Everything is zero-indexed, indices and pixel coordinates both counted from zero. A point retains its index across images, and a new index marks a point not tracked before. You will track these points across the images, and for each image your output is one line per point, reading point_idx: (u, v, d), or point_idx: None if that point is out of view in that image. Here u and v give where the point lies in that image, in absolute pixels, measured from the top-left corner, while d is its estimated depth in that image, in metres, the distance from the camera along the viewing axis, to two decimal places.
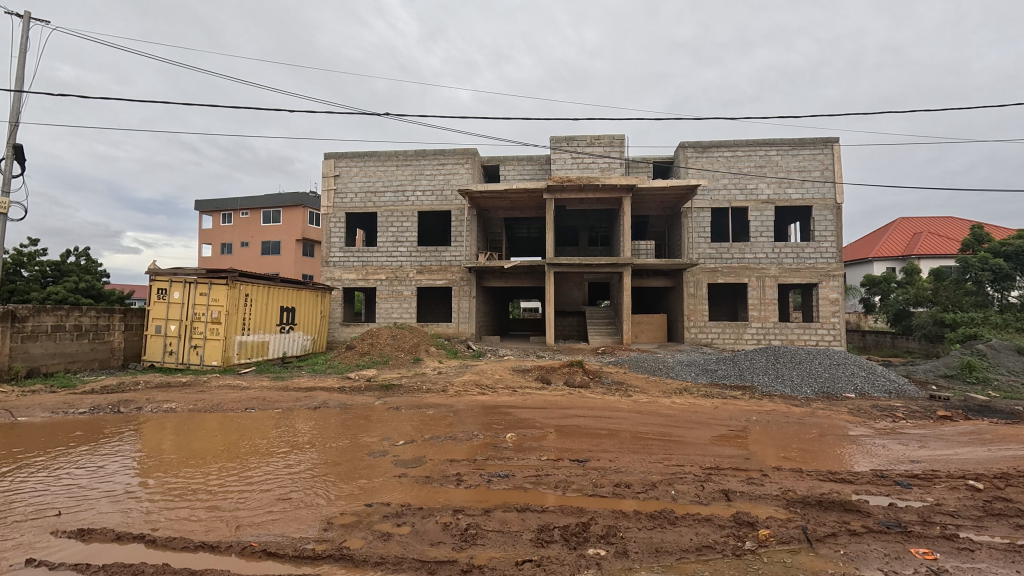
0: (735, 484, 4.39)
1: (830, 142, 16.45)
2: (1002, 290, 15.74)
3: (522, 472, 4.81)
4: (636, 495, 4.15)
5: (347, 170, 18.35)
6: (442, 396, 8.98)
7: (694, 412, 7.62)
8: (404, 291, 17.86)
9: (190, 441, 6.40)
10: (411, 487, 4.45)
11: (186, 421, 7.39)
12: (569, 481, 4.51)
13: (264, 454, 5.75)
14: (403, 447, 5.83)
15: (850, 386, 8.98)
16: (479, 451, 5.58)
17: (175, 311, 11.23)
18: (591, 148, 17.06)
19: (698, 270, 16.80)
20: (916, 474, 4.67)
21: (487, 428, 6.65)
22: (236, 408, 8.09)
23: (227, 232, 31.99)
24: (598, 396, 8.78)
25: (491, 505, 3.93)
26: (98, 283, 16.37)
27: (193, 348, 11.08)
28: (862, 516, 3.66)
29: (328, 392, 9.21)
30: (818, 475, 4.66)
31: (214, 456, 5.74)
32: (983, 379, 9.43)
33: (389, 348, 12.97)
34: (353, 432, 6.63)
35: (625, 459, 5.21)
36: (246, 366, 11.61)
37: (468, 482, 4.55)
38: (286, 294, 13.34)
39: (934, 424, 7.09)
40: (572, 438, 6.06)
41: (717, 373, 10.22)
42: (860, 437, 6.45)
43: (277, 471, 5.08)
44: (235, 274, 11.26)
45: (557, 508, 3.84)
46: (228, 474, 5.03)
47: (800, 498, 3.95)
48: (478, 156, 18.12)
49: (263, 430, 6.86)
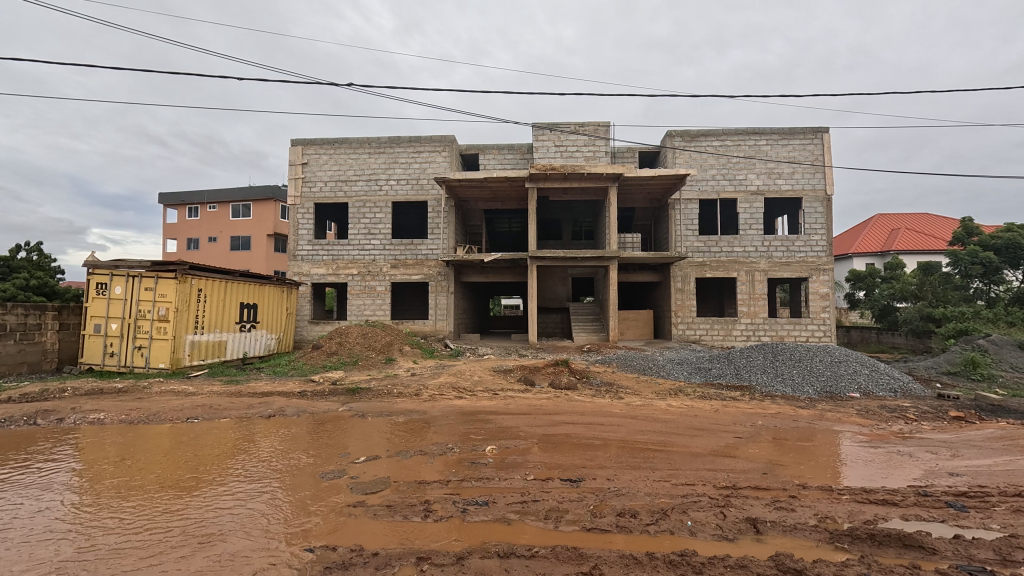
0: (760, 510, 3.64)
1: (821, 132, 15.98)
2: (990, 284, 15.86)
3: (504, 498, 3.97)
4: (646, 528, 3.36)
5: (316, 158, 17.23)
6: (414, 401, 8.08)
7: (694, 417, 6.89)
8: (377, 287, 16.86)
9: (118, 458, 5.45)
10: (370, 523, 3.58)
11: (124, 433, 6.42)
12: (562, 510, 3.69)
13: (204, 475, 4.88)
14: (365, 466, 4.97)
15: (854, 385, 8.41)
16: (452, 470, 4.74)
17: (117, 308, 10.08)
18: (575, 135, 16.27)
19: (686, 264, 16.23)
20: (965, 492, 4.00)
21: (464, 440, 5.79)
22: (176, 418, 7.06)
23: (194, 227, 30.39)
24: (587, 399, 8.03)
25: (467, 549, 3.10)
26: (51, 280, 14.97)
27: (138, 349, 9.97)
28: (931, 556, 2.94)
29: (286, 398, 8.22)
30: (853, 495, 3.96)
31: (145, 478, 4.83)
32: (987, 376, 8.97)
33: (359, 347, 12.00)
34: (313, 446, 5.74)
35: (626, 477, 4.44)
36: (198, 368, 10.54)
37: (438, 513, 3.70)
38: (247, 289, 12.23)
39: (953, 426, 6.54)
40: (563, 451, 5.27)
41: (712, 372, 9.57)
42: (877, 442, 5.81)
43: (216, 500, 4.20)
44: (185, 266, 10.12)
45: (550, 551, 3.03)
46: (152, 506, 4.14)
47: (846, 530, 3.23)
48: (456, 143, 17.19)
49: (210, 445, 5.93)
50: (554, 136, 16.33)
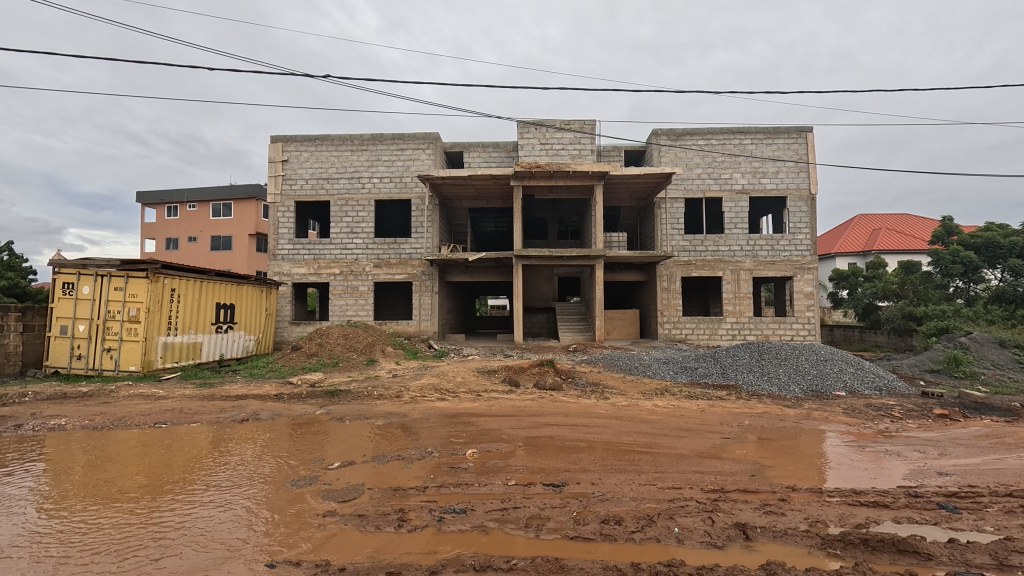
0: (749, 515, 3.50)
1: (804, 131, 16.06)
2: (970, 282, 16.12)
3: (483, 505, 3.77)
4: (631, 536, 3.20)
5: (297, 155, 16.88)
6: (395, 403, 7.85)
7: (680, 417, 6.78)
8: (359, 286, 16.56)
9: (79, 465, 5.17)
10: (338, 534, 3.38)
11: (87, 439, 6.10)
12: (544, 517, 3.51)
13: (169, 482, 4.64)
14: (340, 472, 4.75)
15: (839, 384, 8.38)
16: (431, 476, 4.53)
17: (85, 309, 9.67)
18: (560, 133, 16.15)
19: (672, 263, 16.19)
20: (956, 492, 3.91)
21: (444, 444, 5.59)
22: (143, 423, 6.74)
23: (173, 226, 29.71)
24: (572, 400, 7.87)
25: (441, 562, 2.92)
26: (21, 280, 14.41)
27: (107, 351, 9.58)
28: (927, 562, 2.83)
29: (261, 401, 7.94)
30: (844, 497, 3.85)
31: (104, 486, 4.55)
32: (970, 374, 9.02)
33: (340, 348, 11.71)
34: (287, 452, 5.50)
35: (610, 481, 4.28)
36: (171, 371, 10.18)
37: (413, 522, 3.49)
38: (223, 289, 11.85)
39: (938, 425, 6.51)
40: (547, 454, 5.10)
41: (698, 371, 9.47)
42: (862, 442, 5.71)
43: (176, 510, 3.96)
44: (157, 265, 9.74)
45: (529, 564, 2.87)
46: (109, 514, 3.89)
47: (838, 535, 3.09)
48: (440, 141, 16.96)
49: (178, 450, 5.65)
50: (540, 134, 16.21)
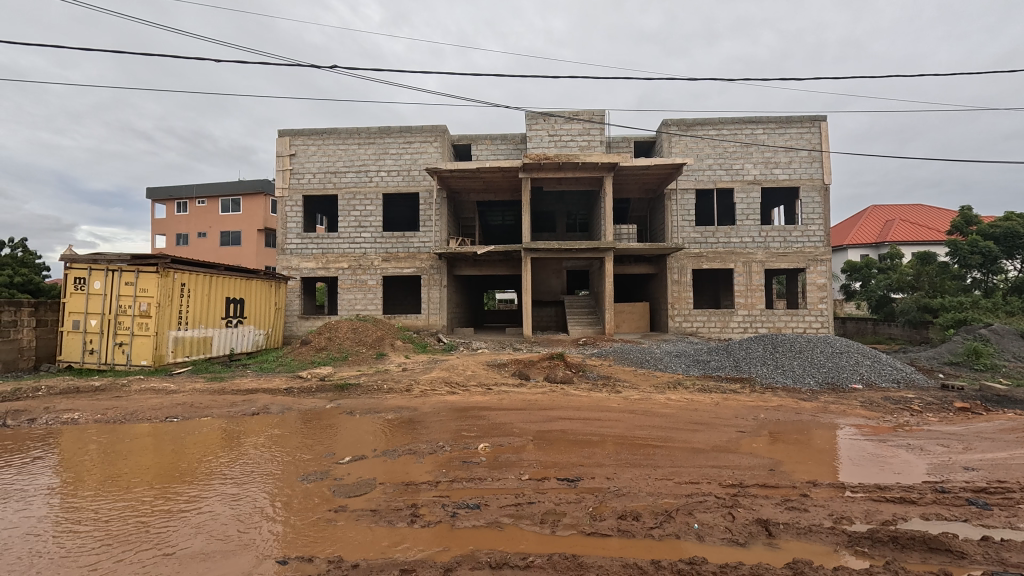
0: (772, 511, 3.41)
1: (818, 120, 15.76)
2: (988, 273, 15.93)
3: (497, 501, 3.70)
4: (649, 532, 3.11)
5: (304, 148, 16.83)
6: (405, 397, 7.82)
7: (694, 411, 6.67)
8: (368, 280, 16.56)
9: (91, 459, 5.17)
10: (352, 529, 3.33)
11: (101, 433, 6.11)
12: (559, 513, 3.44)
13: (181, 475, 4.63)
14: (350, 466, 4.70)
15: (856, 376, 8.25)
16: (443, 470, 4.47)
17: (96, 304, 9.71)
18: (569, 124, 15.97)
19: (683, 255, 16.01)
20: (984, 488, 3.80)
21: (455, 438, 5.51)
22: (155, 417, 6.74)
23: (182, 222, 29.85)
24: (583, 393, 7.79)
25: (455, 560, 2.85)
26: (36, 277, 14.54)
27: (119, 346, 9.63)
28: (960, 560, 2.72)
29: (271, 395, 7.93)
30: (867, 493, 3.74)
31: (116, 479, 4.54)
32: (990, 366, 8.83)
33: (350, 342, 11.69)
34: (299, 446, 5.46)
35: (625, 476, 4.19)
36: (182, 365, 10.21)
37: (425, 518, 3.43)
38: (232, 284, 11.86)
39: (959, 418, 6.37)
40: (560, 448, 5.03)
41: (710, 364, 9.35)
42: (881, 435, 5.58)
43: (186, 504, 3.92)
44: (166, 260, 9.74)
45: (547, 562, 2.80)
46: (120, 508, 3.86)
47: (865, 533, 2.99)
48: (448, 133, 16.84)
49: (190, 445, 5.63)
50: (548, 125, 16.05)
